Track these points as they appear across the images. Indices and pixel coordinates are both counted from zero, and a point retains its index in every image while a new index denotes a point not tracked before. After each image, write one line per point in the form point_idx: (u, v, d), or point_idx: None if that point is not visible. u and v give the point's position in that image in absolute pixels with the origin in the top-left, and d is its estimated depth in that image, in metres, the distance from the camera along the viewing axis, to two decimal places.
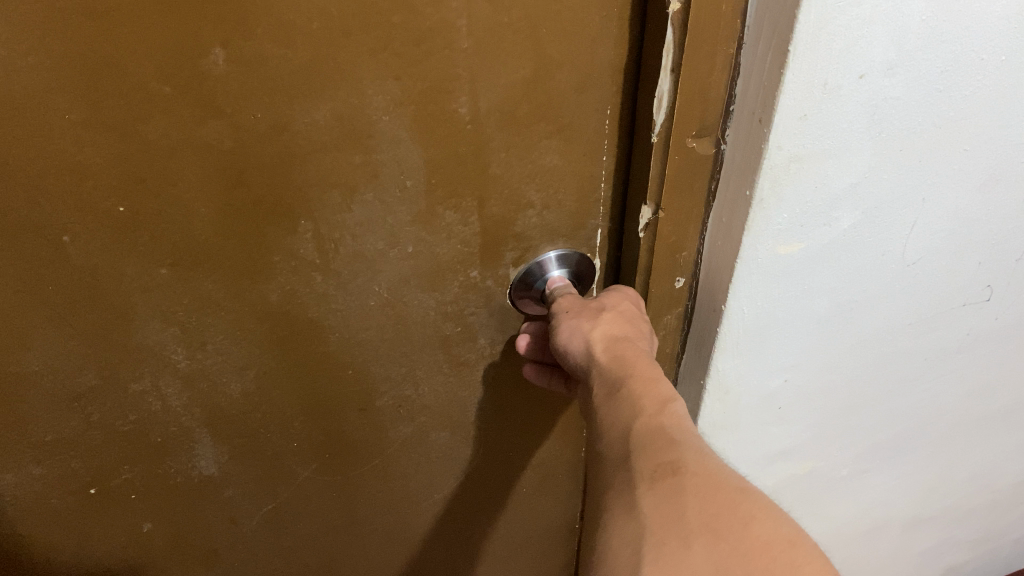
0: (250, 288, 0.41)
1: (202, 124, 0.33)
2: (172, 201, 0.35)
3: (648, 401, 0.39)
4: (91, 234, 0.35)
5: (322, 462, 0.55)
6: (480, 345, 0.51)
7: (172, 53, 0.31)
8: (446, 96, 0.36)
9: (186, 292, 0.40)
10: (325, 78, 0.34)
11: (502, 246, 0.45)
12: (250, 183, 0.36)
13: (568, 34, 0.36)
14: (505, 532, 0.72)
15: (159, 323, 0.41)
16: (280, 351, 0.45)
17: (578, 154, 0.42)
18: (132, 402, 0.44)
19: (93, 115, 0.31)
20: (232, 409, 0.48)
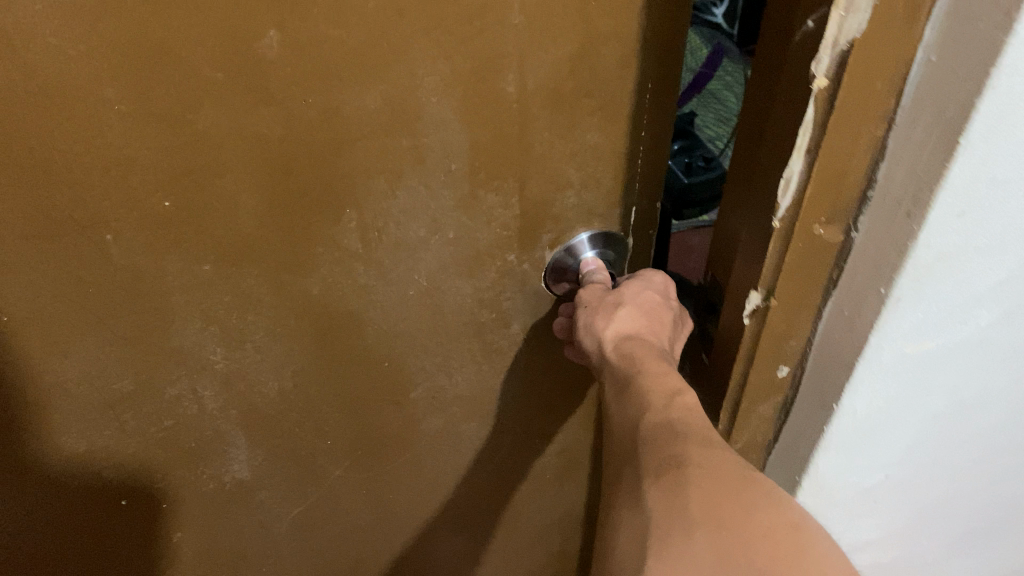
0: (292, 282, 0.40)
1: (254, 110, 0.32)
2: (217, 194, 0.34)
3: (656, 395, 0.39)
4: (133, 232, 0.34)
5: (353, 460, 0.54)
6: (513, 331, 0.51)
7: (226, 37, 0.29)
8: (495, 75, 0.35)
9: (228, 289, 0.38)
10: (377, 60, 0.32)
11: (540, 228, 0.44)
12: (298, 172, 0.35)
13: (617, 6, 0.35)
14: (527, 518, 0.72)
15: (198, 323, 0.39)
16: (317, 347, 0.44)
17: (618, 131, 0.41)
18: (167, 408, 0.42)
19: (141, 105, 0.30)
20: (268, 410, 0.46)
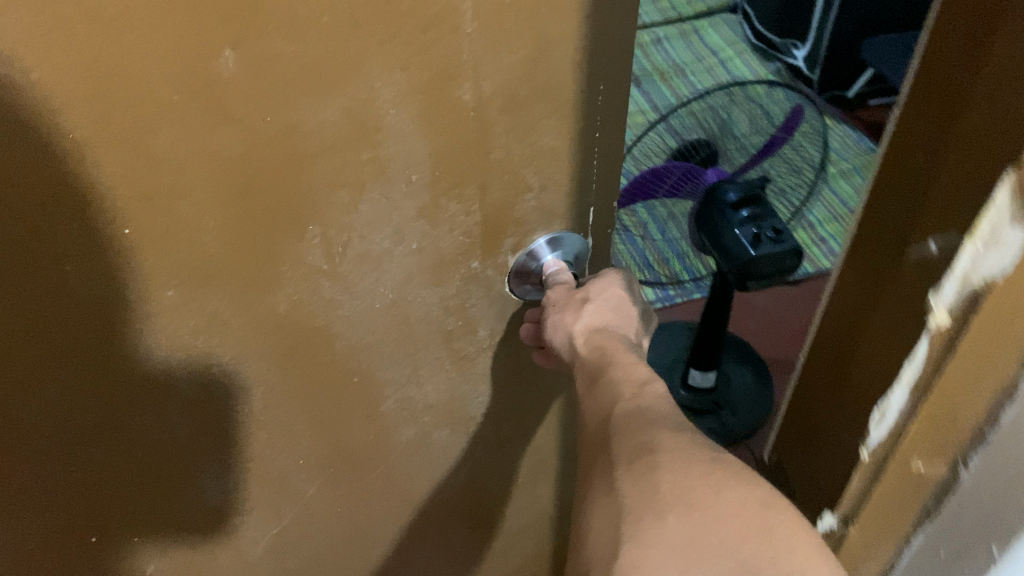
0: (259, 302, 0.39)
1: (213, 131, 0.32)
2: (179, 218, 0.34)
3: (627, 386, 0.42)
4: (94, 261, 0.33)
5: (327, 477, 0.54)
6: (480, 337, 0.51)
7: (182, 58, 0.29)
8: (451, 83, 0.36)
9: (194, 314, 0.38)
10: (335, 73, 0.32)
11: (503, 233, 0.45)
12: (259, 191, 0.35)
13: (569, 10, 0.36)
14: (503, 522, 0.73)
15: (163, 351, 0.38)
16: (287, 367, 0.44)
17: (574, 133, 0.42)
18: (135, 440, 0.42)
19: (98, 132, 0.29)
20: (240, 433, 0.46)
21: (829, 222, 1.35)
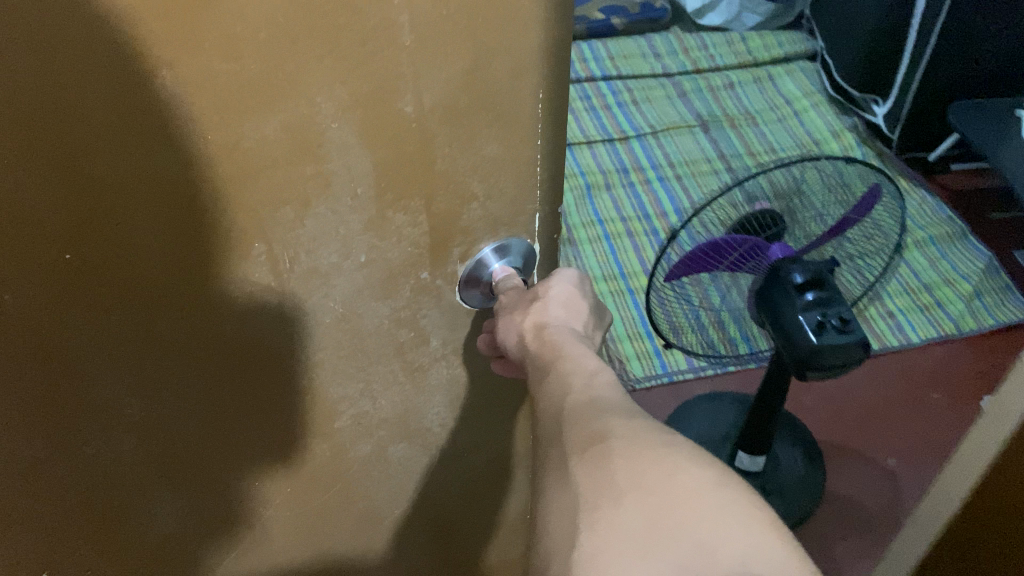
0: (209, 324, 0.39)
1: (156, 151, 0.31)
2: (124, 242, 0.33)
3: (577, 378, 0.42)
4: (33, 289, 0.32)
5: (283, 495, 0.54)
6: (433, 347, 0.51)
7: (116, 80, 0.29)
8: (392, 95, 0.36)
9: (143, 340, 0.37)
10: (275, 90, 0.32)
11: (451, 242, 0.45)
12: (204, 211, 0.34)
13: (505, 21, 0.37)
14: (465, 536, 0.73)
15: (114, 378, 0.38)
16: (240, 386, 0.44)
17: (516, 141, 0.43)
18: (88, 471, 0.41)
19: (32, 156, 0.29)
20: (194, 456, 0.45)
21: (909, 309, 1.40)
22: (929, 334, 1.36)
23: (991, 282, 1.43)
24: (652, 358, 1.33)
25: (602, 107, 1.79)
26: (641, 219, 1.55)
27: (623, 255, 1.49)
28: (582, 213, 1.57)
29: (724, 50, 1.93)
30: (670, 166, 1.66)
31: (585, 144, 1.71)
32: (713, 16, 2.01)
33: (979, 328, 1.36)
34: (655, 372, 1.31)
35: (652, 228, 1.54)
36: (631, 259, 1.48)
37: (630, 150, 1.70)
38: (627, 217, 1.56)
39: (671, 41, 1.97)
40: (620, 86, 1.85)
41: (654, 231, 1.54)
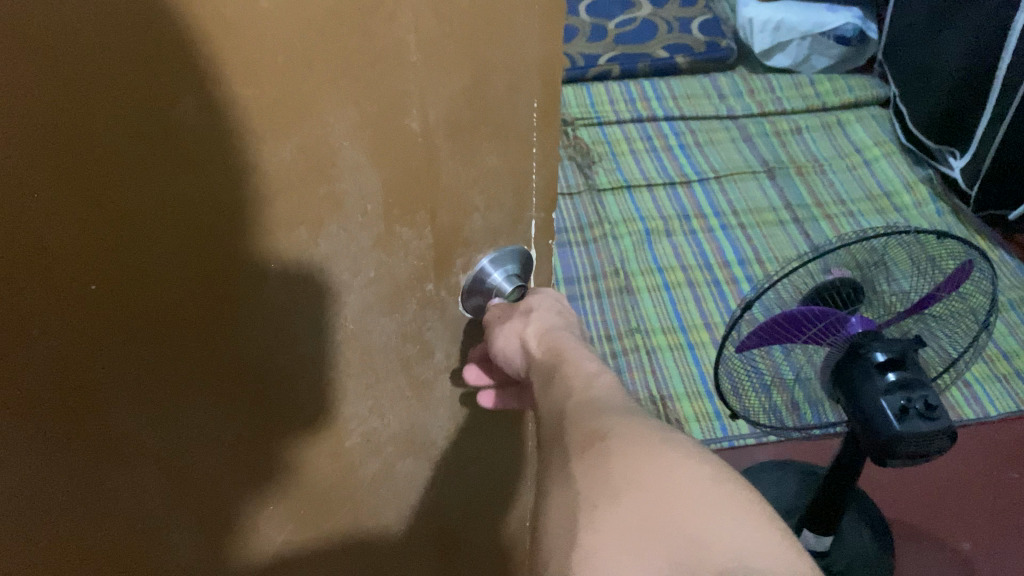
0: (228, 354, 0.41)
1: (184, 189, 0.33)
2: (151, 280, 0.35)
3: (579, 381, 0.44)
4: (66, 329, 0.33)
5: (293, 518, 0.55)
6: (437, 360, 0.52)
7: (143, 109, 0.30)
8: (400, 113, 0.37)
9: (168, 375, 0.39)
10: (292, 113, 0.34)
11: (453, 254, 0.46)
12: (226, 244, 0.36)
13: (503, 37, 0.38)
14: (468, 549, 0.73)
15: (139, 418, 0.39)
16: (256, 415, 0.45)
17: (512, 151, 0.44)
18: (115, 509, 0.42)
19: (70, 197, 0.30)
20: (212, 485, 0.47)
21: (988, 378, 1.33)
22: (1008, 406, 1.29)
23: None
24: (712, 420, 1.30)
25: (664, 148, 1.81)
26: (702, 269, 1.55)
27: (683, 307, 1.49)
28: (642, 260, 1.58)
29: (793, 94, 1.92)
30: (733, 215, 1.67)
31: (646, 187, 1.72)
32: (781, 58, 1.97)
33: None
34: (715, 436, 1.27)
35: (714, 280, 1.54)
36: (692, 312, 1.48)
37: (692, 195, 1.71)
38: (687, 266, 1.56)
39: (737, 82, 1.96)
40: (683, 127, 1.85)
41: (716, 283, 1.53)
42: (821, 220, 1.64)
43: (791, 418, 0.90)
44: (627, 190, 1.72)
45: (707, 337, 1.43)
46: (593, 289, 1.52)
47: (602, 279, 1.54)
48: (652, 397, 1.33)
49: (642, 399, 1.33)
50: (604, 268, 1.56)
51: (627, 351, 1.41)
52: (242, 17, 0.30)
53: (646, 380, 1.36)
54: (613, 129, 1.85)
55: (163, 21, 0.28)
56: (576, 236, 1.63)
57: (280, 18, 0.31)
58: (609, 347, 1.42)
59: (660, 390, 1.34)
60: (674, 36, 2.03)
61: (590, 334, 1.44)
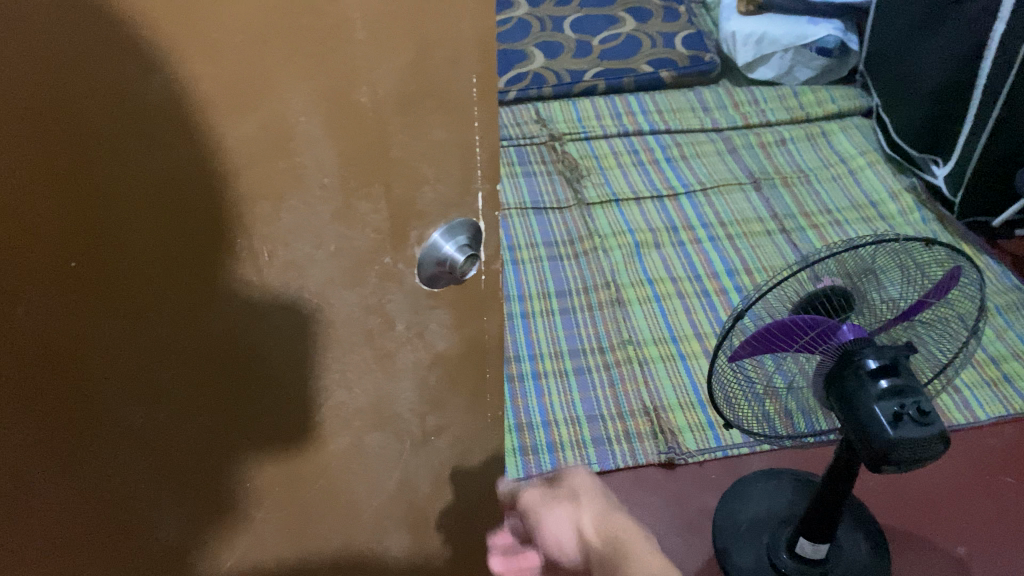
0: (214, 328, 0.45)
1: (160, 174, 0.37)
2: (138, 262, 0.39)
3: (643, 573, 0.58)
4: (59, 298, 0.38)
5: (275, 493, 0.60)
6: (399, 332, 0.55)
7: (117, 92, 0.33)
8: (350, 87, 0.40)
9: (159, 351, 0.43)
10: (252, 92, 0.37)
11: (408, 226, 0.48)
12: (202, 222, 0.40)
13: (441, 13, 0.40)
14: (440, 519, 0.77)
15: (139, 394, 0.44)
16: (243, 389, 0.50)
17: (458, 124, 0.46)
18: (123, 474, 0.47)
19: (56, 174, 0.34)
20: (202, 455, 0.51)
21: (978, 384, 1.52)
22: (997, 410, 1.47)
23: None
24: (706, 432, 1.46)
25: (650, 162, 2.08)
26: (691, 280, 1.77)
27: (676, 320, 1.68)
28: (633, 273, 1.79)
29: (776, 105, 2.23)
30: (720, 226, 1.90)
31: (634, 201, 1.97)
32: (765, 70, 2.30)
33: None
34: (709, 446, 1.43)
35: (705, 291, 1.74)
36: (683, 325, 1.66)
37: (679, 208, 1.95)
38: (677, 279, 1.77)
39: (722, 96, 2.28)
40: (669, 141, 2.14)
41: (706, 295, 1.73)
42: (809, 229, 1.88)
43: (785, 426, 1.06)
44: (615, 204, 1.97)
45: (698, 348, 1.62)
46: (586, 302, 1.72)
47: (594, 292, 1.75)
48: (647, 408, 1.50)
49: (638, 410, 1.50)
50: (596, 281, 1.77)
51: (621, 363, 1.59)
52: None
53: (641, 394, 1.53)
54: (601, 143, 2.14)
55: (129, 9, 0.31)
56: (566, 249, 1.85)
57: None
58: (604, 359, 1.60)
59: (654, 402, 1.51)
60: (660, 49, 2.39)
61: (585, 346, 1.63)
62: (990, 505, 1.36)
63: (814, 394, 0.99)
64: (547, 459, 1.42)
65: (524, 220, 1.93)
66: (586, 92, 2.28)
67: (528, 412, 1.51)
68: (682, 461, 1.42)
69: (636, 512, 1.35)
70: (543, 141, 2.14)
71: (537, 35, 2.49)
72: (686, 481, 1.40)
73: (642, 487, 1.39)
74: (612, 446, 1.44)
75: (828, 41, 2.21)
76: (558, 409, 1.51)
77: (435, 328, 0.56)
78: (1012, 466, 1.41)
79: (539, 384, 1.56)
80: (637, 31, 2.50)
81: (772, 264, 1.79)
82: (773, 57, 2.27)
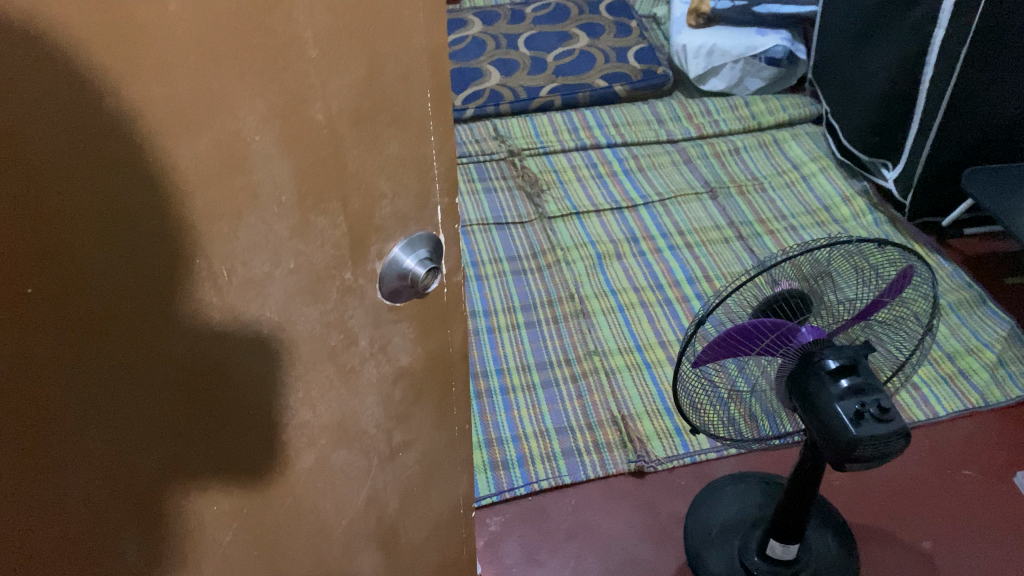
0: (168, 343, 0.43)
1: (106, 186, 0.36)
2: (87, 276, 0.37)
3: None
4: (10, 332, 0.36)
5: (241, 519, 0.59)
6: (361, 346, 0.55)
7: (64, 111, 0.33)
8: (305, 105, 0.41)
9: (111, 368, 0.41)
10: (205, 111, 0.37)
11: (367, 241, 0.49)
12: (152, 235, 0.39)
13: (390, 30, 0.42)
14: (411, 532, 0.78)
15: (91, 414, 0.42)
16: (201, 406, 0.48)
17: (412, 139, 0.47)
18: (80, 501, 0.45)
19: (8, 201, 0.33)
20: (158, 478, 0.49)
21: (935, 381, 1.56)
22: (955, 406, 1.51)
23: (1012, 350, 1.60)
24: (674, 439, 1.47)
25: (608, 175, 2.10)
26: (654, 289, 1.79)
27: (639, 329, 1.69)
28: (597, 284, 1.80)
29: (729, 115, 2.27)
30: (679, 235, 1.93)
31: (594, 213, 1.99)
32: (716, 81, 2.34)
33: (1005, 401, 1.52)
34: (678, 453, 1.45)
35: (667, 299, 1.76)
36: (648, 334, 1.68)
37: (639, 218, 1.98)
38: (640, 288, 1.79)
39: (675, 108, 2.31)
40: (626, 154, 2.17)
41: (668, 303, 1.75)
42: (765, 235, 1.91)
43: (750, 430, 1.08)
44: (576, 217, 1.98)
45: (662, 355, 1.64)
46: (551, 315, 1.74)
47: (559, 305, 1.76)
48: (615, 418, 1.51)
49: (605, 420, 1.51)
50: (560, 294, 1.79)
51: (588, 374, 1.60)
52: (152, 21, 0.33)
53: (608, 404, 1.54)
54: (559, 158, 2.16)
55: (75, 28, 0.31)
56: (530, 263, 1.87)
57: (187, 20, 0.34)
58: (570, 371, 1.61)
59: (622, 411, 1.52)
60: (613, 64, 2.43)
61: (551, 359, 1.64)
62: (950, 498, 1.39)
63: (776, 394, 1.01)
64: (518, 473, 1.42)
65: (487, 236, 1.94)
66: (542, 108, 2.31)
67: (498, 426, 1.51)
68: (652, 468, 1.43)
69: (606, 521, 1.36)
70: (503, 157, 2.15)
71: (492, 53, 2.52)
72: (656, 488, 1.41)
73: (612, 497, 1.40)
74: (582, 457, 1.45)
75: (777, 51, 2.28)
76: (527, 423, 1.51)
77: (398, 342, 0.58)
78: (969, 459, 1.44)
79: (508, 399, 1.56)
80: (590, 46, 2.53)
81: (731, 271, 1.82)
82: (723, 68, 2.31)
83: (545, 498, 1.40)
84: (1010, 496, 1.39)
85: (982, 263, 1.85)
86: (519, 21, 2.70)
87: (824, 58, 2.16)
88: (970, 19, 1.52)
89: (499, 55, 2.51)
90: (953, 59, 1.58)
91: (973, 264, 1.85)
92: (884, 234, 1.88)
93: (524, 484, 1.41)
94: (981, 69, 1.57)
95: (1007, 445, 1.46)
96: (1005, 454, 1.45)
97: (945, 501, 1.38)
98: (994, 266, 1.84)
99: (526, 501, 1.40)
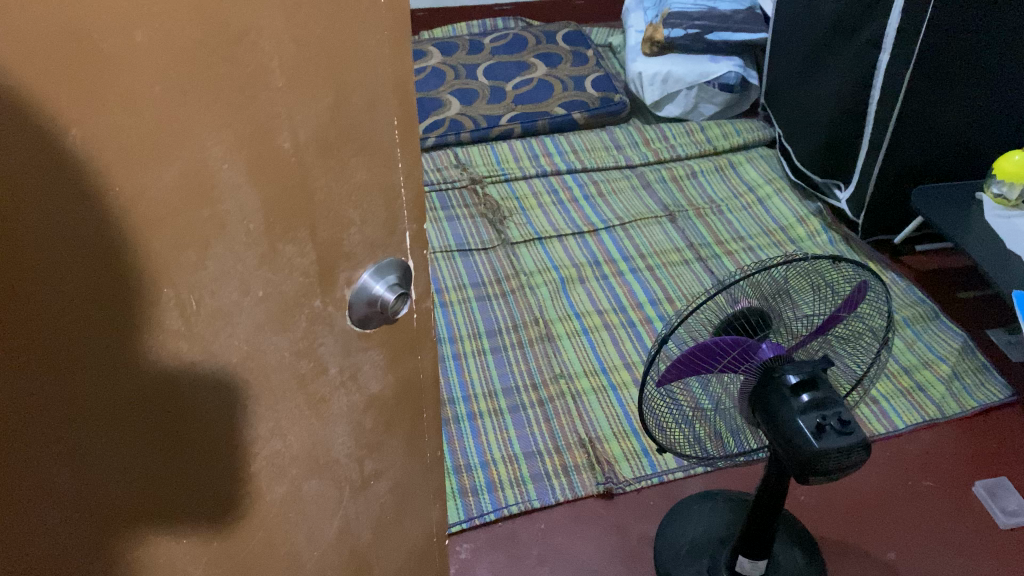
0: (124, 376, 0.42)
1: (57, 212, 0.35)
2: (39, 302, 0.36)
3: None
4: None
5: (212, 554, 0.57)
6: (331, 375, 0.55)
7: (25, 139, 0.32)
8: (272, 135, 0.41)
9: (63, 398, 0.40)
10: (171, 141, 0.37)
11: (336, 269, 0.49)
12: (107, 265, 0.38)
13: (356, 59, 0.42)
14: (385, 563, 0.77)
15: (44, 449, 0.41)
16: (160, 442, 0.47)
17: (379, 168, 0.48)
18: (44, 538, 0.44)
19: None
20: (113, 518, 0.47)
21: (894, 395, 1.60)
22: (914, 418, 1.55)
23: (966, 362, 1.65)
24: (641, 459, 1.48)
25: (569, 201, 2.13)
26: (617, 311, 1.80)
27: (604, 351, 1.71)
28: (561, 308, 1.81)
29: (685, 140, 2.31)
30: (640, 258, 1.95)
31: (556, 238, 2.01)
32: (672, 107, 2.40)
33: (960, 412, 1.56)
34: (645, 473, 1.45)
35: (630, 322, 1.78)
36: (612, 356, 1.70)
37: (600, 242, 2.00)
38: (603, 311, 1.81)
39: (633, 133, 2.35)
40: (586, 179, 2.19)
41: (632, 325, 1.77)
42: (724, 256, 1.95)
43: (715, 446, 1.08)
44: (538, 242, 2.00)
45: (627, 376, 1.65)
46: (516, 339, 1.74)
47: (524, 330, 1.77)
48: (582, 440, 1.51)
49: (572, 443, 1.51)
50: (524, 318, 1.79)
51: (555, 398, 1.61)
52: (118, 52, 0.33)
53: (575, 426, 1.54)
54: (520, 184, 2.18)
55: (34, 60, 0.31)
56: (493, 289, 1.87)
57: (153, 49, 0.34)
58: (536, 395, 1.61)
59: (589, 433, 1.52)
60: (571, 92, 2.47)
61: (518, 384, 1.64)
62: (912, 509, 1.41)
63: (738, 409, 1.02)
64: (487, 499, 1.41)
65: (450, 263, 1.94)
66: (502, 136, 2.33)
67: (466, 452, 1.50)
68: (620, 490, 1.43)
69: (577, 545, 1.35)
70: (464, 185, 2.16)
71: (451, 83, 2.54)
72: (624, 509, 1.41)
73: (582, 520, 1.39)
74: (550, 480, 1.44)
75: (730, 77, 2.33)
76: (494, 448, 1.51)
77: (369, 369, 0.58)
78: (929, 471, 1.47)
79: (475, 424, 1.56)
80: (548, 75, 2.57)
81: (691, 291, 1.84)
82: (678, 95, 2.37)
83: (515, 524, 1.39)
84: (969, 505, 1.42)
85: (933, 279, 1.90)
86: (478, 51, 2.73)
87: (775, 83, 2.22)
88: (912, 42, 1.57)
89: (458, 84, 2.54)
90: (898, 80, 1.63)
91: (924, 279, 1.90)
92: (838, 252, 1.92)
93: (494, 509, 1.40)
94: (925, 90, 1.63)
95: (965, 456, 1.50)
96: (961, 464, 1.49)
97: (910, 511, 1.41)
98: (945, 282, 1.89)
99: (495, 527, 1.39)
